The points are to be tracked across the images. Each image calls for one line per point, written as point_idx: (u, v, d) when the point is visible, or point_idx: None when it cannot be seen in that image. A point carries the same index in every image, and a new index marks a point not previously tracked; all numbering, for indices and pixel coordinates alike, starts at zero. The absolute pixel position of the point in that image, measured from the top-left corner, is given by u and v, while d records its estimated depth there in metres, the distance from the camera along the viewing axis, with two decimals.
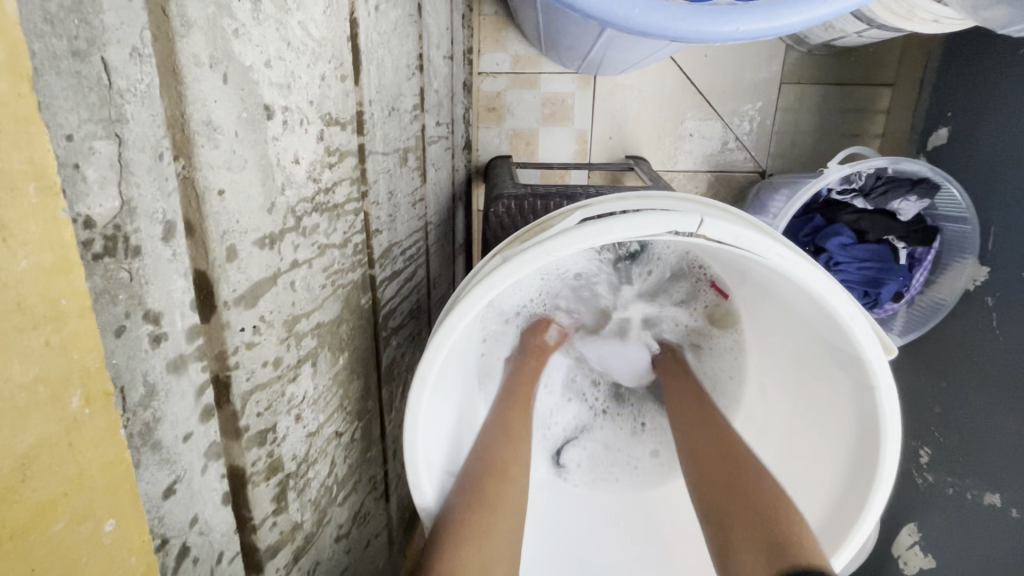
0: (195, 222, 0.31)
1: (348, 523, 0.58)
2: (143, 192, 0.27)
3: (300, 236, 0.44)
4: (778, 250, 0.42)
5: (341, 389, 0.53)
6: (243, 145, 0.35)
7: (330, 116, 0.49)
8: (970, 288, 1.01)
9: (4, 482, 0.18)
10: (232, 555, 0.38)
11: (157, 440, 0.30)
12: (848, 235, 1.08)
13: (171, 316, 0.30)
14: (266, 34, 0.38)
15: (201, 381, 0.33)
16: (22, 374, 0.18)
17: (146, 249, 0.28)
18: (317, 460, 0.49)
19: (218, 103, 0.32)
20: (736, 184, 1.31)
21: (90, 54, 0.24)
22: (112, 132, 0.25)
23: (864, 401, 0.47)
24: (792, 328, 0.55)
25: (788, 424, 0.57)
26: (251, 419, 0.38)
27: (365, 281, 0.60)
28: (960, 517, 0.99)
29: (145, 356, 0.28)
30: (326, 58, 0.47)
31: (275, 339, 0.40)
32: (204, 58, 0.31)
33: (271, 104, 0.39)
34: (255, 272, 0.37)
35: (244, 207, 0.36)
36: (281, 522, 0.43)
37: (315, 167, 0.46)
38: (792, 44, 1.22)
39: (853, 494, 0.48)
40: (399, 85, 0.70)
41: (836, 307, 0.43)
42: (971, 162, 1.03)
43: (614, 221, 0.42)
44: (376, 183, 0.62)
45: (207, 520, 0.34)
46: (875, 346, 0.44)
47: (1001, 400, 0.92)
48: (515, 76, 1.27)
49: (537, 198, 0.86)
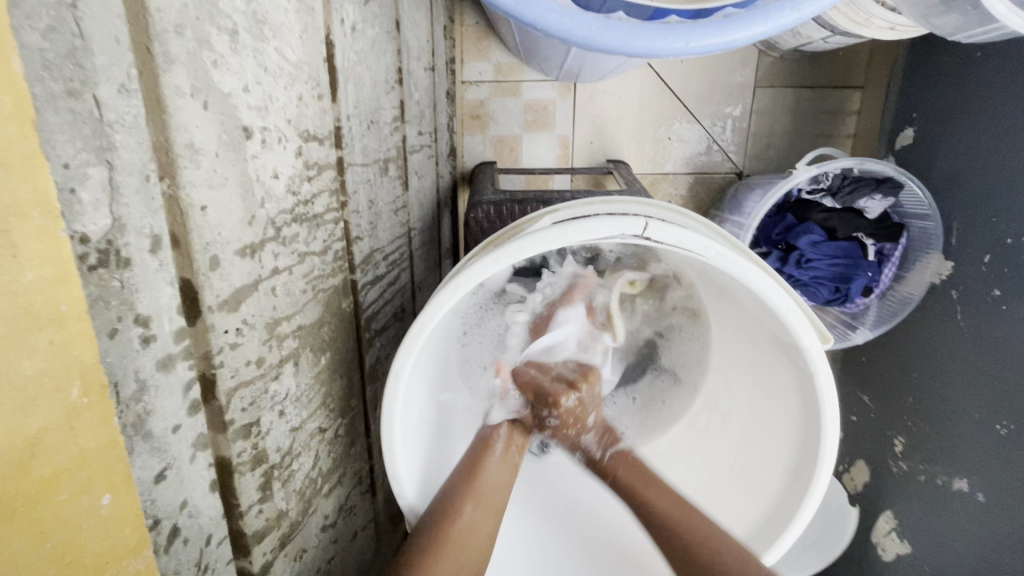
0: (180, 236, 0.35)
1: (334, 514, 0.62)
2: (132, 210, 0.31)
3: (280, 245, 0.47)
4: (718, 250, 0.46)
5: (324, 387, 0.57)
6: (224, 164, 0.39)
7: (309, 133, 0.53)
8: (935, 282, 1.05)
9: (16, 457, 0.22)
10: (219, 539, 0.42)
11: (148, 431, 0.33)
12: (817, 233, 1.12)
13: (159, 320, 0.33)
14: (244, 62, 0.41)
15: (187, 378, 0.37)
16: (29, 367, 0.22)
17: (135, 260, 0.31)
18: (301, 453, 0.52)
19: (200, 128, 0.36)
20: (714, 185, 1.36)
21: (82, 93, 0.28)
22: (103, 159, 0.29)
23: (807, 386, 0.51)
24: (744, 320, 0.58)
25: (744, 411, 0.60)
26: (236, 414, 0.41)
27: (346, 286, 0.63)
28: (929, 503, 1.03)
29: (135, 355, 0.32)
30: (303, 79, 0.51)
31: (258, 340, 0.44)
32: (186, 89, 0.34)
33: (250, 125, 0.42)
34: (237, 279, 0.41)
35: (225, 221, 0.39)
36: (267, 510, 0.47)
37: (294, 181, 0.50)
38: (764, 49, 1.26)
39: (804, 475, 0.53)
40: (378, 99, 0.73)
41: (775, 300, 0.47)
42: (935, 161, 1.07)
43: (567, 226, 0.46)
44: (356, 192, 0.65)
45: (196, 504, 0.38)
46: (812, 336, 0.48)
47: (965, 389, 0.96)
48: (497, 85, 1.31)
49: (515, 203, 0.90)
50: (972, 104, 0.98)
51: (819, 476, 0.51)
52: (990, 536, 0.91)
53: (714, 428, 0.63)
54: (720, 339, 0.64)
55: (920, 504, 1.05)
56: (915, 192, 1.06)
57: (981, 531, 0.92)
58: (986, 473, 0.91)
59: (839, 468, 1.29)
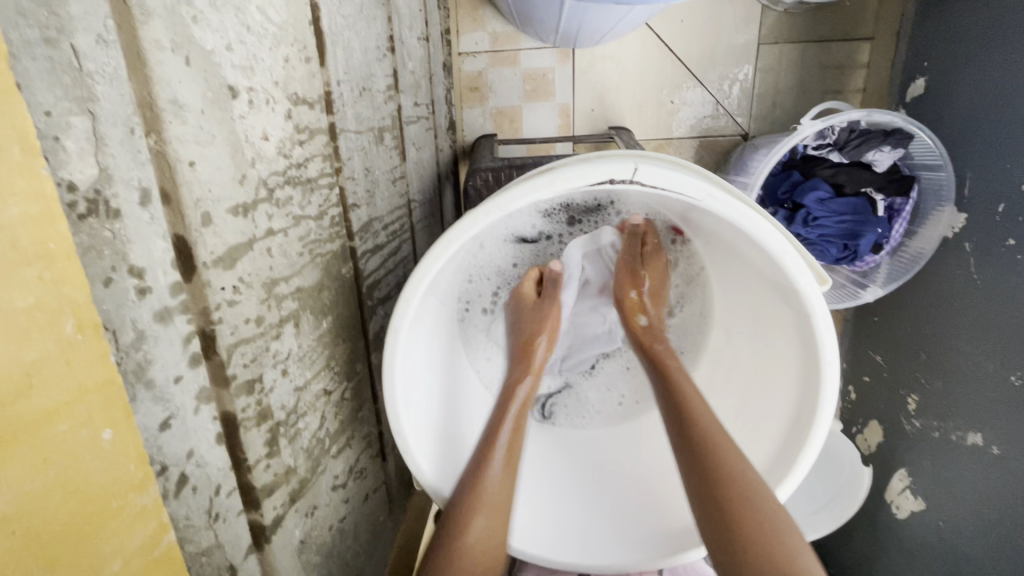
0: (170, 191, 0.36)
1: (345, 475, 0.63)
2: (119, 161, 0.31)
3: (273, 207, 0.48)
4: (710, 192, 0.46)
5: (327, 350, 0.58)
6: (210, 121, 0.39)
7: (298, 96, 0.53)
8: (948, 235, 1.03)
9: (15, 385, 0.23)
10: (229, 491, 0.43)
11: (150, 379, 0.34)
12: (825, 189, 1.10)
13: (154, 272, 0.34)
14: (225, 20, 0.41)
15: (186, 332, 0.38)
16: (21, 300, 0.23)
17: (126, 212, 0.32)
18: (307, 413, 0.53)
19: (184, 84, 0.36)
20: (720, 148, 1.33)
21: (60, 41, 0.28)
22: (85, 109, 0.29)
23: (805, 328, 0.51)
24: (745, 272, 0.57)
25: (750, 362, 0.60)
26: (238, 369, 0.43)
27: (345, 252, 0.64)
28: (942, 459, 1.03)
29: (132, 305, 0.33)
30: (289, 41, 0.51)
31: (256, 299, 0.45)
32: (167, 43, 0.35)
33: (235, 85, 0.43)
34: (230, 237, 0.41)
35: (215, 177, 0.40)
36: (275, 465, 0.48)
37: (285, 144, 0.50)
38: (767, 3, 1.22)
39: (800, 430, 0.52)
40: (369, 66, 0.73)
41: (767, 242, 0.47)
42: (948, 110, 1.04)
43: (555, 175, 0.46)
44: (351, 159, 0.65)
45: (203, 455, 0.39)
46: (806, 275, 0.48)
47: (977, 344, 0.95)
48: (494, 55, 1.29)
49: (513, 169, 0.90)
50: (982, 47, 0.95)
51: (816, 429, 0.50)
52: (1004, 489, 0.90)
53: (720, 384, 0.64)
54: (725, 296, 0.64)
55: (933, 462, 1.05)
56: (925, 142, 1.02)
57: (995, 485, 0.92)
58: (1001, 426, 0.90)
59: (853, 430, 1.29)
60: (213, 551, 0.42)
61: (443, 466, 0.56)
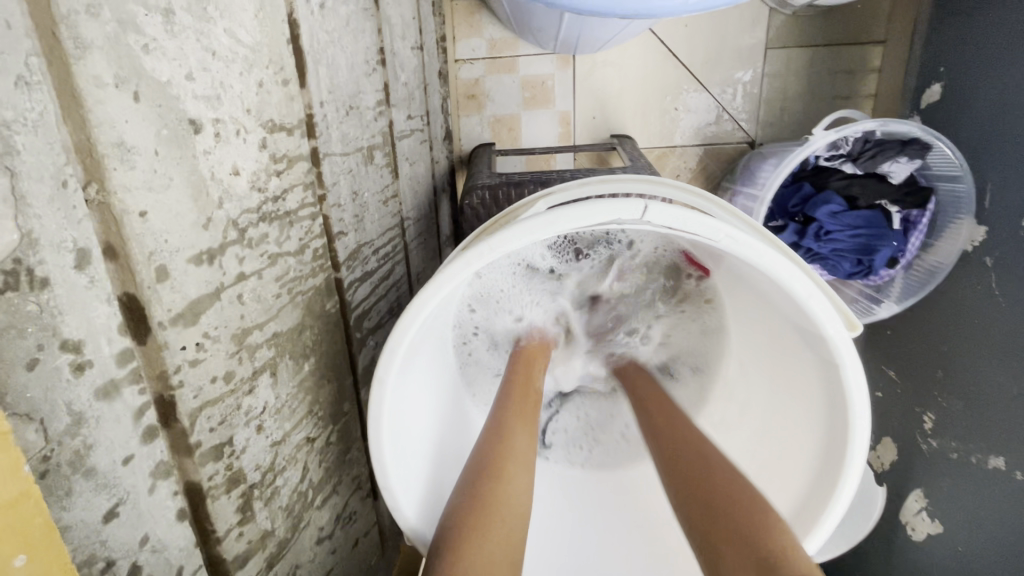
0: (116, 246, 0.31)
1: (331, 524, 0.59)
2: (45, 222, 0.27)
3: (245, 248, 0.43)
4: (729, 233, 0.41)
5: (309, 395, 0.53)
6: (166, 162, 0.35)
7: (274, 122, 0.48)
8: (968, 249, 0.98)
9: None
10: (194, 569, 0.39)
11: (91, 466, 0.30)
12: (837, 202, 1.05)
13: (95, 342, 0.30)
14: (185, 46, 0.37)
15: (139, 403, 0.33)
16: None
17: (56, 279, 0.28)
18: (286, 468, 0.49)
19: (131, 124, 0.32)
20: (726, 157, 1.28)
21: None
22: (1, 165, 0.25)
23: (831, 375, 0.46)
24: (763, 309, 0.53)
25: (767, 402, 0.56)
26: (203, 435, 0.38)
27: (330, 285, 0.59)
28: (963, 483, 0.98)
29: (66, 385, 0.28)
30: (263, 63, 0.47)
31: (224, 354, 0.40)
32: (108, 79, 0.30)
33: (198, 118, 0.38)
34: (192, 290, 0.37)
35: (172, 225, 0.35)
36: (249, 532, 0.44)
37: (259, 176, 0.46)
38: (775, 7, 1.17)
39: (822, 486, 0.47)
40: (357, 82, 0.69)
41: (792, 285, 0.42)
42: (966, 118, 0.99)
43: (557, 213, 0.41)
44: (336, 184, 0.61)
45: (160, 538, 0.35)
46: (835, 321, 0.43)
47: (1000, 364, 0.91)
48: (492, 61, 1.24)
49: (512, 186, 0.86)
50: (1004, 51, 0.90)
51: (843, 487, 0.46)
52: None
53: (733, 421, 0.59)
54: (741, 328, 0.60)
55: (953, 485, 1.00)
56: (943, 153, 0.98)
57: None
58: None
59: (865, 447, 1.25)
60: None
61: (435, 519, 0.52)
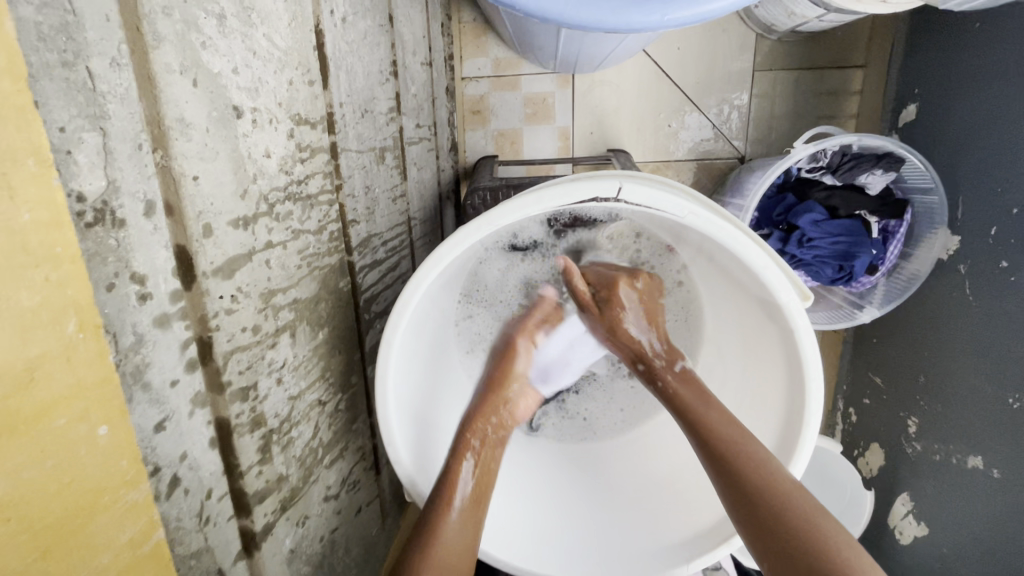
0: (173, 204, 0.38)
1: (337, 486, 0.64)
2: (126, 174, 0.34)
3: (273, 221, 0.50)
4: (692, 209, 0.48)
5: (322, 361, 0.59)
6: (215, 139, 0.42)
7: (300, 116, 0.55)
8: (942, 258, 1.04)
9: (18, 380, 0.24)
10: (221, 495, 0.44)
11: (147, 382, 0.36)
12: (819, 211, 1.11)
13: (155, 280, 0.36)
14: (233, 45, 0.44)
15: (184, 337, 0.39)
16: (27, 299, 0.24)
17: (130, 222, 0.34)
18: (300, 422, 0.55)
19: (190, 104, 0.39)
20: (717, 171, 1.35)
21: (76, 64, 0.30)
22: (96, 126, 0.32)
23: (790, 345, 0.52)
24: (730, 287, 0.59)
25: (739, 379, 0.61)
26: (232, 376, 0.44)
27: (343, 266, 0.66)
28: (943, 483, 1.01)
29: (132, 310, 0.34)
30: (293, 65, 0.54)
31: (253, 308, 0.46)
32: (175, 66, 0.37)
33: (240, 105, 0.45)
34: (230, 248, 0.43)
35: (217, 192, 0.42)
36: (267, 472, 0.49)
37: (287, 161, 0.53)
38: (761, 33, 1.26)
39: (783, 456, 0.53)
40: (372, 89, 0.76)
41: (750, 258, 0.49)
42: (940, 134, 1.06)
43: (544, 191, 0.48)
44: (351, 177, 0.68)
45: (196, 458, 0.41)
46: (790, 291, 0.49)
47: (976, 365, 0.95)
48: (496, 79, 1.33)
49: (511, 188, 0.94)
50: (972, 73, 0.97)
51: (801, 453, 0.52)
52: (1005, 514, 0.89)
53: (709, 397, 0.65)
54: (715, 317, 0.65)
55: (934, 485, 1.03)
56: (916, 166, 1.04)
57: (998, 509, 0.90)
58: (1000, 448, 0.89)
59: (854, 454, 1.28)
60: (202, 555, 0.42)
61: (433, 480, 0.57)
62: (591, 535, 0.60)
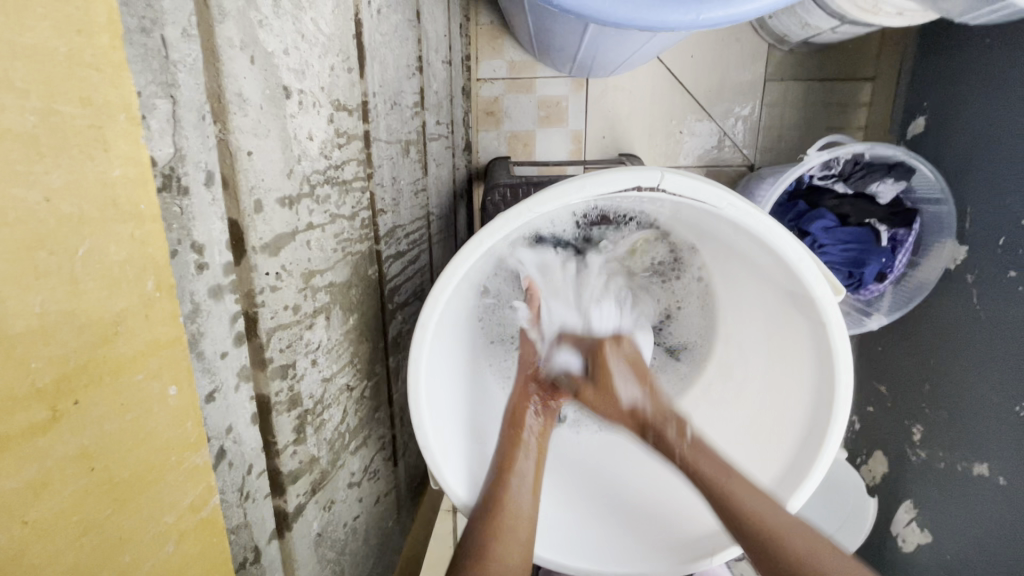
0: (229, 177, 0.38)
1: (360, 473, 0.64)
2: (191, 144, 0.34)
3: (314, 203, 0.50)
4: (731, 201, 0.49)
5: (352, 346, 0.59)
6: (267, 117, 0.42)
7: (339, 102, 0.56)
8: (951, 267, 1.05)
9: (105, 332, 0.24)
10: (259, 472, 0.44)
11: (200, 351, 0.36)
12: (830, 218, 1.13)
13: (211, 250, 0.37)
14: (285, 26, 0.44)
15: (234, 311, 0.40)
16: (116, 253, 0.25)
17: (193, 190, 0.35)
18: (331, 405, 0.55)
19: (248, 80, 0.39)
20: (727, 178, 1.37)
21: (153, 32, 0.31)
22: (168, 93, 0.32)
23: (820, 340, 0.53)
24: (757, 281, 0.60)
25: (761, 373, 0.62)
26: (274, 353, 0.44)
27: (372, 254, 0.66)
28: (948, 490, 1.02)
29: (191, 278, 0.35)
30: (335, 51, 0.54)
31: (295, 287, 0.47)
32: (237, 42, 0.38)
33: (289, 85, 0.45)
34: (277, 226, 0.44)
35: (267, 169, 0.42)
36: (301, 453, 0.49)
37: (327, 145, 0.53)
38: (774, 43, 1.28)
39: (808, 452, 0.54)
40: (400, 82, 0.77)
41: (786, 251, 0.50)
42: (949, 146, 1.08)
43: (586, 179, 0.48)
44: (381, 167, 0.68)
45: (239, 432, 0.41)
46: (823, 285, 0.50)
47: (982, 373, 0.96)
48: (512, 81, 1.34)
49: (531, 186, 0.94)
50: (981, 87, 0.99)
51: (827, 446, 0.53)
52: (1009, 521, 0.90)
53: (726, 395, 0.66)
54: (735, 315, 0.66)
55: (938, 493, 1.04)
56: (926, 176, 1.06)
57: (1003, 516, 0.91)
58: (1007, 456, 0.90)
59: (857, 461, 1.29)
60: (241, 531, 0.42)
61: (464, 473, 0.58)
62: (605, 533, 0.60)
